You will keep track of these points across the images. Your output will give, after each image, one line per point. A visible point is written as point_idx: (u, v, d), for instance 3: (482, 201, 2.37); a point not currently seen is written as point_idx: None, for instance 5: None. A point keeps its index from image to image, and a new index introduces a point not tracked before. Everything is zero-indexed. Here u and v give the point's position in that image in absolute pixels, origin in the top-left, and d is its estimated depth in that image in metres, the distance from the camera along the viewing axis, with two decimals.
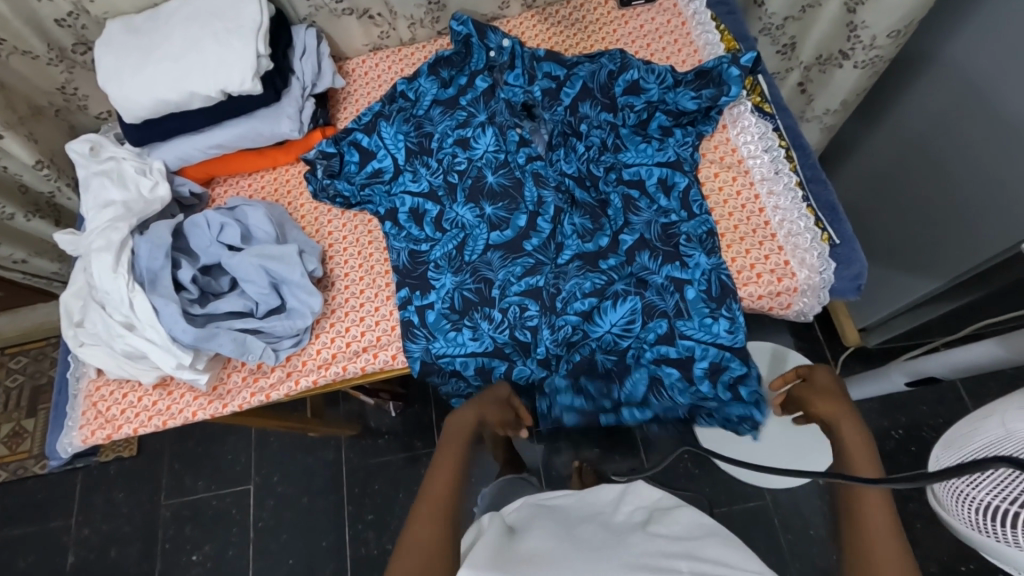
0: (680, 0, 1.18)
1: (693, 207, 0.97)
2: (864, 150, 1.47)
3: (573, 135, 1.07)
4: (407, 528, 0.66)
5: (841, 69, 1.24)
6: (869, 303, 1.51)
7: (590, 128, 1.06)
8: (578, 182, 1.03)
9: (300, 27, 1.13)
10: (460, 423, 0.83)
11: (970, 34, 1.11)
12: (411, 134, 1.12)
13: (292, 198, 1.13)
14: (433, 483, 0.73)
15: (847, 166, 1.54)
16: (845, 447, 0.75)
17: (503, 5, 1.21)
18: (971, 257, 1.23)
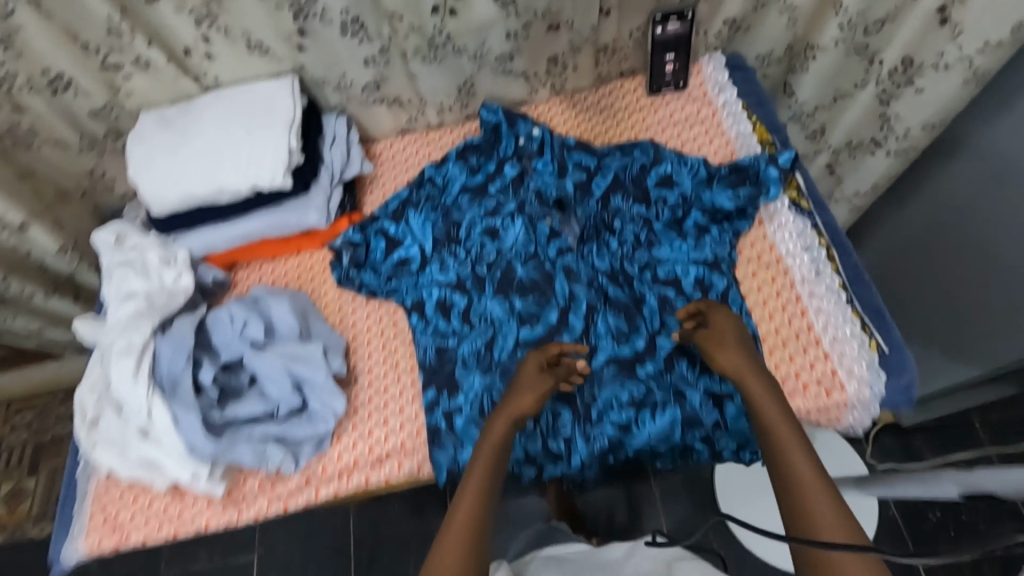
0: (711, 89, 1.17)
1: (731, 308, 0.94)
2: (892, 221, 1.42)
3: (606, 230, 1.05)
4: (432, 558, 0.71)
5: (873, 156, 1.23)
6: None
7: (622, 224, 1.04)
8: (611, 279, 1.00)
9: (330, 115, 1.12)
10: (497, 434, 0.81)
11: (1014, 120, 1.08)
12: (439, 222, 1.11)
13: (315, 284, 1.10)
14: (455, 518, 0.73)
15: (872, 236, 1.49)
16: (758, 409, 0.76)
17: (532, 91, 1.19)
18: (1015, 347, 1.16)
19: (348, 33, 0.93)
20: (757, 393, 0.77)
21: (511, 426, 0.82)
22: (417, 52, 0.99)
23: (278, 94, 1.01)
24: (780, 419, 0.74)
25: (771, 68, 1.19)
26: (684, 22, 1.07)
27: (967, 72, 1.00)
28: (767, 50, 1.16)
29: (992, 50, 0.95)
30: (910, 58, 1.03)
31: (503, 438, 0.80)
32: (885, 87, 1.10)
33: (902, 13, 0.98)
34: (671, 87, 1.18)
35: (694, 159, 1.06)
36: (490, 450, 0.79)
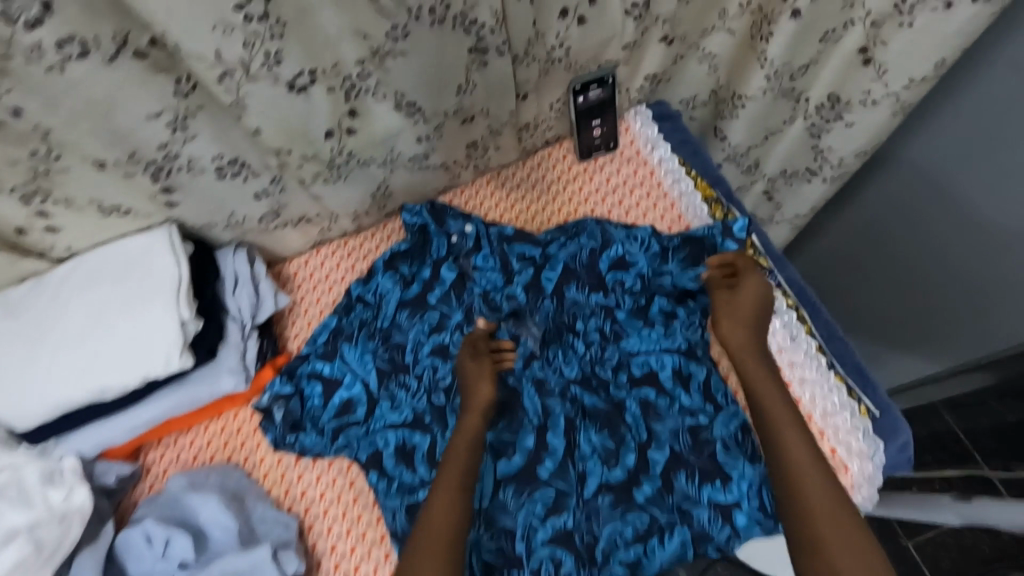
0: (643, 147, 1.09)
1: (716, 397, 0.88)
2: (827, 234, 1.46)
3: (569, 331, 0.96)
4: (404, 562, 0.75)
5: (810, 183, 1.20)
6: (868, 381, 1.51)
7: (586, 327, 0.96)
8: (585, 385, 0.93)
9: (226, 251, 0.95)
10: (468, 433, 0.84)
11: (934, 144, 1.14)
12: (380, 350, 0.97)
13: (247, 451, 0.95)
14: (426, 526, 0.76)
15: (813, 248, 1.52)
16: (756, 394, 0.81)
17: (454, 176, 1.06)
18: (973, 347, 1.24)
19: (230, 174, 0.76)
20: (752, 375, 0.82)
21: (483, 418, 0.86)
22: (318, 177, 0.84)
23: (154, 254, 0.82)
24: (776, 403, 0.79)
25: (696, 111, 1.14)
26: (607, 88, 0.99)
27: (894, 106, 0.95)
28: (692, 95, 1.11)
29: (917, 88, 0.90)
30: (836, 95, 0.98)
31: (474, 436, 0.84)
32: (813, 122, 1.05)
33: (825, 56, 0.94)
34: (602, 150, 1.09)
35: (645, 231, 0.98)
36: (465, 449, 0.83)
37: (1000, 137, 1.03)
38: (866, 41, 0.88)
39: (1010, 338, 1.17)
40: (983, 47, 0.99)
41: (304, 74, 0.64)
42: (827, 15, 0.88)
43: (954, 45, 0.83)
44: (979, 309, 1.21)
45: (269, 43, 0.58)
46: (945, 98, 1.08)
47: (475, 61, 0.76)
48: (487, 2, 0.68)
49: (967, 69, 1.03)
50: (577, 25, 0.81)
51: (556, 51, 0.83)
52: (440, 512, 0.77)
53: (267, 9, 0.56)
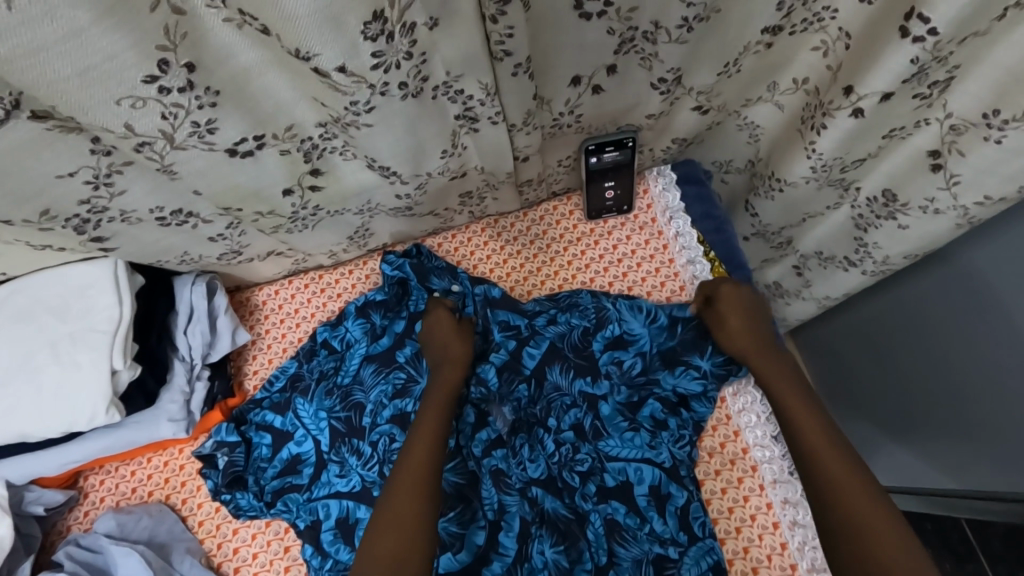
0: (659, 215, 0.96)
1: (693, 528, 0.79)
2: (855, 312, 1.26)
3: (537, 425, 0.87)
4: (387, 502, 0.74)
5: (844, 273, 1.02)
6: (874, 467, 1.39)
7: (560, 422, 0.86)
8: (548, 487, 0.83)
9: (185, 280, 0.87)
10: (446, 385, 0.84)
11: (1005, 258, 0.91)
12: (336, 409, 0.89)
13: (186, 492, 0.89)
14: (409, 456, 0.77)
15: (839, 322, 1.32)
16: (786, 406, 0.79)
17: (446, 220, 0.96)
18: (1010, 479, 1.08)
19: (174, 223, 0.67)
20: (774, 378, 0.82)
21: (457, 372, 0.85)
22: (278, 227, 0.75)
23: (94, 289, 0.75)
24: (804, 405, 0.79)
25: (730, 174, 1.02)
26: (625, 151, 0.86)
27: (959, 218, 0.78)
28: (727, 159, 0.98)
29: (992, 207, 0.73)
30: (892, 193, 0.83)
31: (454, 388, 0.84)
32: (861, 213, 0.90)
33: (886, 151, 0.80)
34: (613, 212, 0.97)
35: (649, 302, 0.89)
36: (443, 396, 0.83)
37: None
38: (939, 145, 0.74)
39: None
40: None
41: (248, 141, 0.55)
42: (897, 112, 0.73)
43: None
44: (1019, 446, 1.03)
45: (197, 113, 0.49)
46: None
47: (463, 127, 0.66)
48: (475, 75, 0.57)
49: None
50: (591, 93, 0.69)
51: (563, 117, 0.72)
52: (420, 457, 0.76)
53: (190, 79, 0.46)
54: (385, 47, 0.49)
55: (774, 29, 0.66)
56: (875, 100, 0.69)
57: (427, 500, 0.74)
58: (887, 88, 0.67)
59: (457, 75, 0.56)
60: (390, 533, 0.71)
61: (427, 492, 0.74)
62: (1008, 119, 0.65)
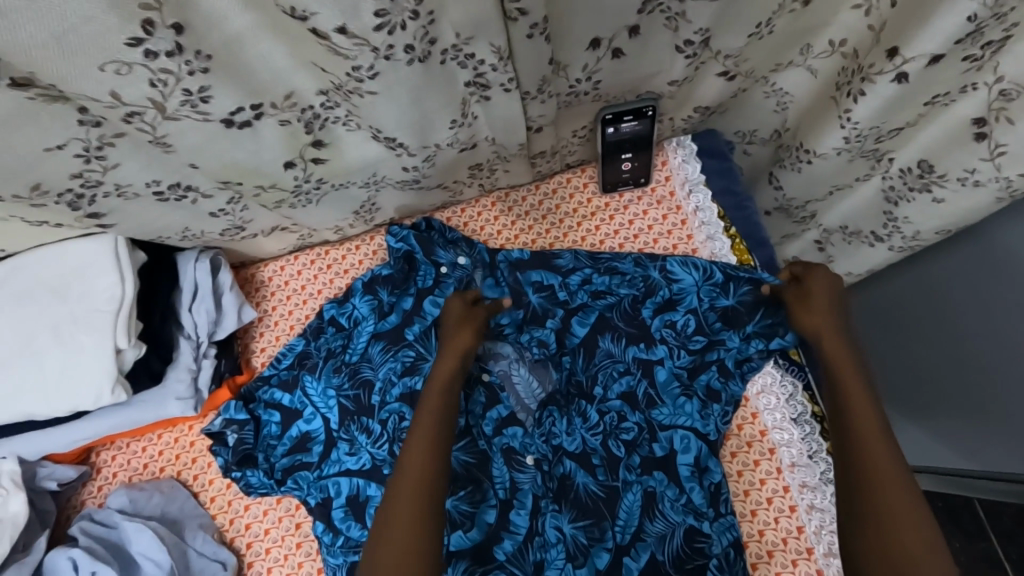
0: (678, 189, 0.92)
1: (720, 505, 0.77)
2: (877, 291, 1.20)
3: (579, 396, 0.85)
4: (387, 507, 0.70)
5: (871, 248, 0.98)
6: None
7: (605, 391, 0.84)
8: (582, 462, 0.82)
9: (188, 257, 0.85)
10: (442, 375, 0.77)
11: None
12: (345, 387, 0.88)
13: (197, 467, 0.90)
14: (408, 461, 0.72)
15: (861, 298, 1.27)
16: (843, 387, 0.72)
17: (455, 194, 0.93)
18: None
19: (174, 198, 0.65)
20: (837, 359, 0.74)
21: (457, 362, 0.78)
22: (281, 202, 0.72)
23: (94, 268, 0.73)
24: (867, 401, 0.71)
25: (753, 145, 0.96)
26: (644, 121, 0.82)
27: (1000, 192, 0.74)
28: (751, 129, 0.92)
29: None
30: (929, 164, 0.78)
31: (447, 378, 0.76)
32: (893, 184, 0.85)
33: (925, 120, 0.74)
34: (629, 184, 0.92)
35: (704, 260, 0.86)
36: (440, 391, 0.76)
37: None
38: (985, 113, 0.69)
39: None
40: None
41: (244, 111, 0.52)
42: (943, 78, 0.67)
43: None
44: None
45: (188, 79, 0.47)
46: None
47: (474, 95, 0.61)
48: (486, 37, 0.53)
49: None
50: (610, 58, 0.64)
51: (581, 84, 0.67)
52: (420, 453, 0.72)
53: (178, 42, 0.43)
54: (389, 6, 0.46)
55: None
56: (922, 64, 0.65)
57: (429, 510, 0.69)
58: (938, 50, 0.63)
59: (468, 37, 0.52)
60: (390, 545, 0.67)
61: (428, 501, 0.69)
62: None
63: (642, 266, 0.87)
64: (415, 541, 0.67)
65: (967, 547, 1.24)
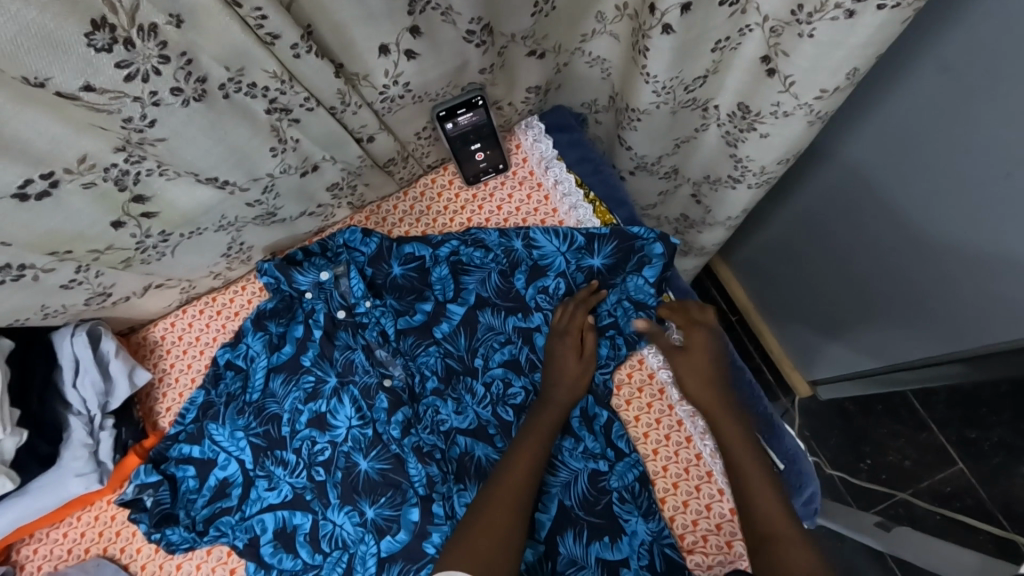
0: (536, 167, 0.97)
1: (619, 444, 0.82)
2: (768, 229, 1.26)
3: (464, 373, 0.89)
4: (478, 514, 0.72)
5: (734, 190, 1.00)
6: (809, 365, 1.37)
7: (487, 361, 0.89)
8: (479, 434, 0.86)
9: (64, 333, 0.84)
10: (563, 391, 0.82)
11: (877, 139, 0.88)
12: (253, 425, 0.88)
13: (123, 539, 0.89)
14: (518, 462, 0.76)
15: (757, 236, 1.32)
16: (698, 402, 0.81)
17: (326, 217, 0.94)
18: (921, 346, 1.04)
19: (9, 279, 0.64)
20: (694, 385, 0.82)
21: (577, 379, 0.83)
22: (129, 260, 0.73)
23: None
24: (724, 412, 0.80)
25: (601, 114, 1.02)
26: (478, 110, 0.85)
27: (808, 116, 0.77)
28: (592, 99, 0.99)
29: (832, 98, 0.73)
30: (746, 105, 0.84)
31: (572, 392, 0.82)
32: (727, 129, 0.91)
33: (723, 67, 0.82)
34: (490, 172, 0.96)
35: (567, 227, 0.92)
36: (568, 394, 0.82)
37: (965, 133, 0.74)
38: (767, 50, 0.75)
39: (976, 344, 0.94)
40: (942, 10, 0.69)
41: (35, 181, 0.53)
42: (715, 24, 0.74)
43: (867, 54, 0.66)
44: (930, 316, 0.99)
45: None
46: (884, 86, 0.82)
47: (282, 120, 0.65)
48: (257, 65, 0.56)
49: (918, 44, 0.74)
50: (407, 60, 0.68)
51: (391, 89, 0.71)
52: (522, 470, 0.75)
53: None
54: (128, 54, 0.49)
55: None
56: (677, 14, 0.70)
57: (521, 509, 0.72)
58: None
59: (238, 68, 0.56)
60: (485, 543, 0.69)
61: (523, 501, 0.73)
62: (811, 12, 0.65)
63: (506, 238, 0.92)
64: (500, 553, 0.68)
65: (913, 441, 1.32)
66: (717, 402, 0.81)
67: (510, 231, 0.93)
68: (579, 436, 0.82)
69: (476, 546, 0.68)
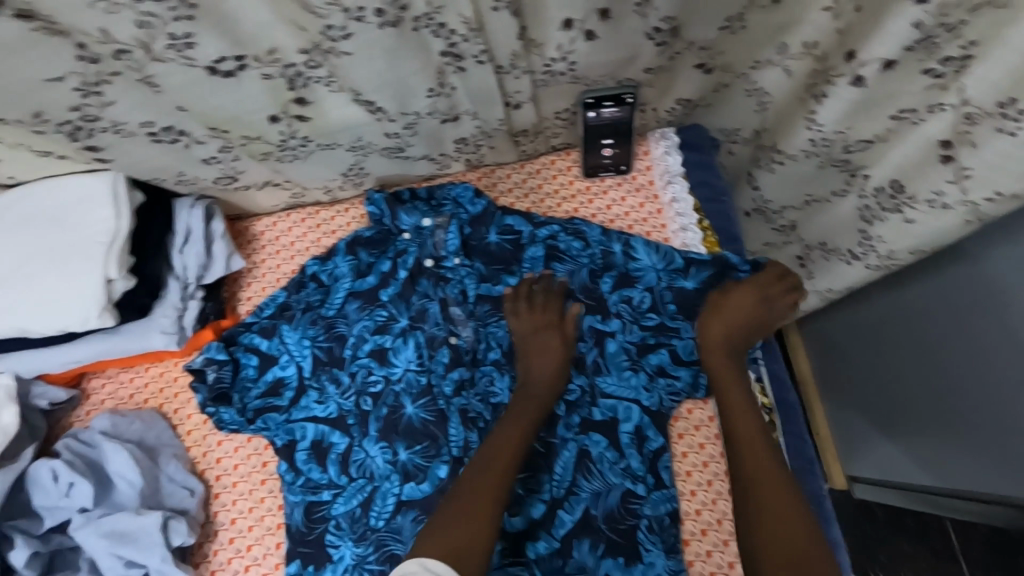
0: (657, 179, 0.95)
1: (660, 473, 0.81)
2: (856, 310, 1.18)
3: None
4: (462, 496, 0.74)
5: (847, 266, 0.96)
6: (850, 460, 1.26)
7: None
8: None
9: (184, 203, 0.90)
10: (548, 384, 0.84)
11: None
12: (320, 338, 0.93)
13: (179, 402, 0.95)
14: (502, 450, 0.78)
15: (840, 314, 1.22)
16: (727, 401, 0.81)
17: (441, 167, 0.95)
18: (998, 481, 0.97)
19: (167, 140, 0.69)
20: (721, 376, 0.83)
21: (545, 375, 0.85)
22: (268, 155, 0.77)
23: (96, 200, 0.79)
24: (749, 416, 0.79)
25: (736, 145, 0.98)
26: (624, 107, 0.84)
27: (967, 215, 0.73)
28: (733, 128, 0.94)
29: (1004, 204, 0.69)
30: (901, 183, 0.80)
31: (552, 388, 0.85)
32: (868, 203, 0.86)
33: (894, 136, 0.76)
34: (610, 171, 0.95)
35: (668, 246, 0.90)
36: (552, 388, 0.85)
37: None
38: (951, 135, 0.70)
39: None
40: None
41: (228, 60, 0.58)
42: (907, 90, 0.71)
43: None
44: (1019, 450, 0.92)
45: (175, 24, 0.54)
46: None
47: (450, 65, 0.66)
48: (455, 8, 0.59)
49: None
50: (584, 40, 0.67)
51: (556, 64, 0.70)
52: (505, 460, 0.77)
53: None
54: None
55: None
56: (877, 68, 0.70)
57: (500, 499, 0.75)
58: (889, 55, 0.68)
59: (438, 6, 0.58)
60: (467, 522, 0.71)
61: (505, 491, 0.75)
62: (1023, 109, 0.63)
63: (608, 238, 0.91)
64: (483, 535, 0.71)
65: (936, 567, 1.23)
66: (737, 400, 0.81)
67: (613, 232, 0.92)
68: (625, 451, 0.82)
69: (460, 526, 0.71)
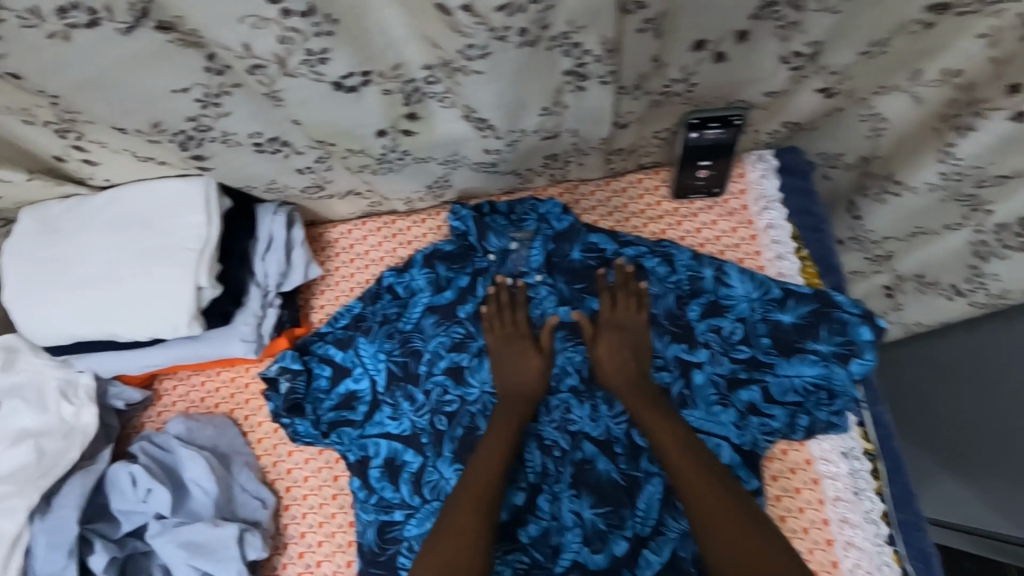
0: (752, 204, 0.90)
1: None
2: (944, 344, 1.11)
3: None
4: (449, 517, 0.75)
5: (948, 300, 1.00)
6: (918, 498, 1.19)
7: None
8: (605, 448, 0.83)
9: (267, 209, 0.89)
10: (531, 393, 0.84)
11: None
12: (396, 352, 0.91)
13: (249, 408, 0.94)
14: (482, 462, 0.78)
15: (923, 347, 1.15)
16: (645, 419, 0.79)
17: (524, 180, 0.92)
18: None
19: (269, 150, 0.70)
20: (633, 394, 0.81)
21: (522, 383, 0.85)
22: (365, 168, 0.76)
23: (187, 206, 0.78)
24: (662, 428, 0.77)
25: (835, 170, 0.92)
26: (730, 130, 0.79)
27: None
28: (838, 152, 0.88)
29: None
30: None
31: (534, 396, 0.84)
32: (983, 238, 0.89)
33: None
34: (701, 193, 0.91)
35: (763, 275, 0.85)
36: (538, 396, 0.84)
37: None
38: None
39: None
40: None
41: (355, 75, 0.59)
42: None
43: None
44: None
45: (315, 39, 0.54)
46: None
47: (570, 84, 0.65)
48: (597, 28, 0.58)
49: None
50: (712, 62, 0.67)
51: (675, 85, 0.70)
52: (487, 475, 0.77)
53: (312, 3, 0.51)
54: None
55: (939, 8, 0.63)
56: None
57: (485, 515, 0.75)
58: None
59: (579, 26, 0.57)
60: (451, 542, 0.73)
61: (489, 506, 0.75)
62: None
63: (697, 262, 0.87)
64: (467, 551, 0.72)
65: None
66: (652, 416, 0.79)
67: (704, 257, 0.87)
68: None
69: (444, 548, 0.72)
